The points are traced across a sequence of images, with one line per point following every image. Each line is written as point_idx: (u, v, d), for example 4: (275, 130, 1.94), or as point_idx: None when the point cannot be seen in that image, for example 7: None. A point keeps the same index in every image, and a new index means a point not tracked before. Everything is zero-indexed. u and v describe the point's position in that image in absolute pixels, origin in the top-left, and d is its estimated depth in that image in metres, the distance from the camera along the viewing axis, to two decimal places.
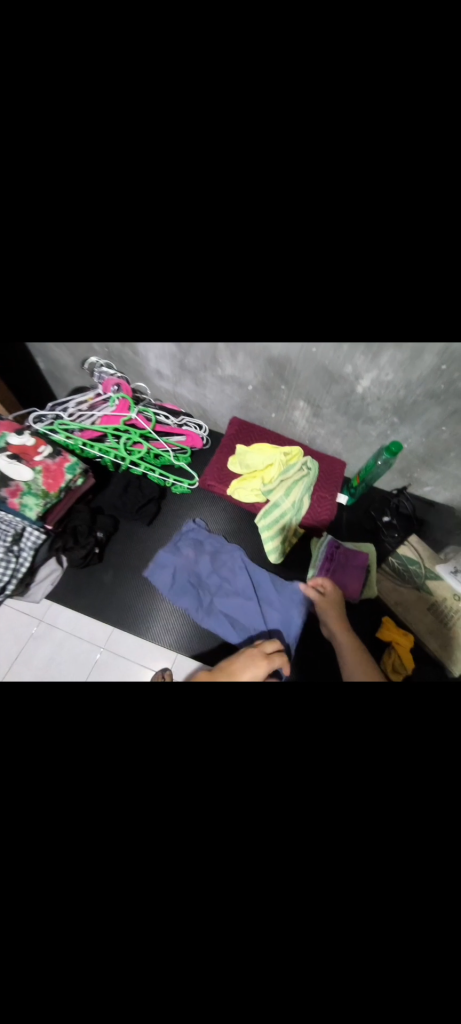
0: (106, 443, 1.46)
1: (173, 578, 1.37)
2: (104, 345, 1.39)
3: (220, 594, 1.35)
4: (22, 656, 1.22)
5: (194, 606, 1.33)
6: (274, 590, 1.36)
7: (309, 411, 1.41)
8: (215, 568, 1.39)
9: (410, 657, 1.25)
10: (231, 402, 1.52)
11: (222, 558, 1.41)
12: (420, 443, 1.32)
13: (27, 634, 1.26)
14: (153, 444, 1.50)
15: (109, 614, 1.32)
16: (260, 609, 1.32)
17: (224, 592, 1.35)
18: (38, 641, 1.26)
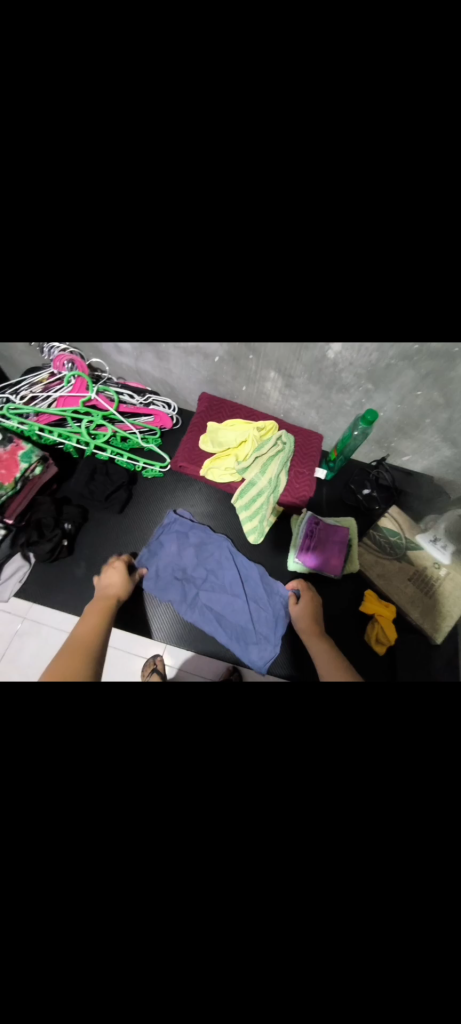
0: (66, 428, 1.35)
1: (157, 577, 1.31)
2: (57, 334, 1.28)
3: (206, 592, 1.30)
4: (9, 655, 1.18)
5: (179, 601, 1.29)
6: (263, 587, 1.32)
7: (281, 382, 1.33)
8: (200, 562, 1.34)
9: (392, 628, 1.25)
10: (199, 377, 1.42)
11: (211, 552, 1.36)
12: (396, 411, 1.27)
13: (13, 634, 1.21)
14: (118, 427, 1.40)
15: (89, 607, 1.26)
16: (251, 605, 1.29)
17: (210, 589, 1.30)
18: (23, 640, 1.21)
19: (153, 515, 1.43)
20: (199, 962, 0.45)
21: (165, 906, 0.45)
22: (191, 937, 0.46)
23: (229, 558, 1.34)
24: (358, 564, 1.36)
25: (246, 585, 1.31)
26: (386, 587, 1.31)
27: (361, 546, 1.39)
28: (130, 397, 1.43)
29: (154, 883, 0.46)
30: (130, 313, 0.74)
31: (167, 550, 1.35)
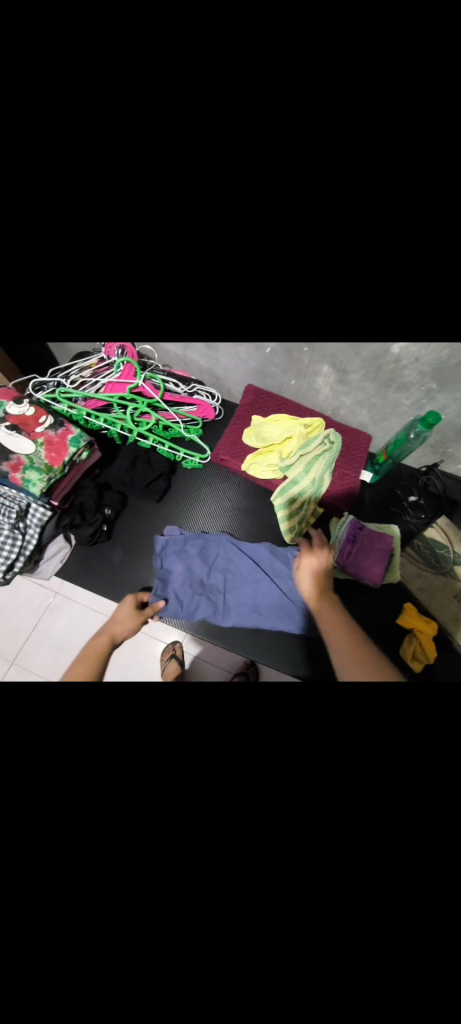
0: (112, 415, 1.37)
1: (182, 600, 1.27)
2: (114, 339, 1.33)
3: (230, 594, 1.28)
4: (52, 633, 1.25)
5: (212, 616, 1.26)
6: (277, 562, 1.30)
7: (334, 378, 1.27)
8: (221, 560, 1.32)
9: (433, 644, 1.20)
10: (246, 367, 1.38)
11: (229, 558, 1.32)
12: (459, 413, 1.17)
13: (45, 604, 1.29)
14: (162, 415, 1.40)
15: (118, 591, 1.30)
16: (273, 610, 1.25)
17: (234, 587, 1.29)
18: (54, 612, 1.28)
19: (190, 507, 1.42)
20: (233, 897, 0.58)
21: (215, 872, 0.59)
22: (222, 882, 0.59)
23: (248, 565, 1.30)
24: (399, 575, 1.29)
25: (270, 586, 1.27)
26: (427, 601, 1.25)
27: (403, 556, 1.33)
28: (176, 386, 1.41)
29: (197, 846, 0.61)
30: (196, 301, 0.71)
31: (180, 564, 1.31)
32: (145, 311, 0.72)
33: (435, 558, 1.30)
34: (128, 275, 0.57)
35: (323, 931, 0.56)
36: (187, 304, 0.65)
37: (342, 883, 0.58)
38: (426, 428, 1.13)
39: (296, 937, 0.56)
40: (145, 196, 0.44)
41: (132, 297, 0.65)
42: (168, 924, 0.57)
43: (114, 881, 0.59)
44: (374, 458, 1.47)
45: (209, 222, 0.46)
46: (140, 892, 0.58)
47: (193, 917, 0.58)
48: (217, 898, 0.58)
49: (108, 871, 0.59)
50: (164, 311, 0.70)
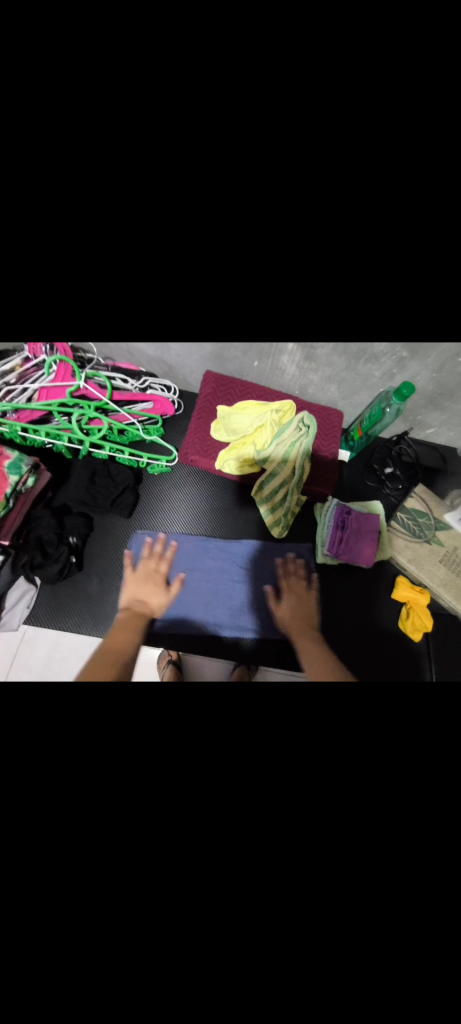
0: (54, 425, 1.17)
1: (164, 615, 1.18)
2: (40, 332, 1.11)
3: (215, 594, 1.22)
4: (17, 667, 1.08)
5: (202, 624, 1.18)
6: (263, 557, 1.28)
7: (300, 355, 1.16)
8: (202, 564, 1.24)
9: (428, 613, 1.23)
10: (201, 352, 1.23)
11: (209, 560, 1.25)
12: (428, 381, 1.14)
13: (20, 637, 1.10)
14: (114, 418, 1.22)
15: (104, 625, 1.14)
16: (261, 606, 1.21)
17: (220, 588, 1.23)
18: (32, 644, 1.11)
19: (165, 514, 1.29)
20: (294, 932, 0.55)
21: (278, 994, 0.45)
22: (285, 922, 0.56)
23: (230, 564, 1.26)
24: (388, 551, 1.29)
25: (254, 581, 1.24)
26: (418, 573, 1.25)
27: (389, 530, 1.31)
28: (124, 381, 1.24)
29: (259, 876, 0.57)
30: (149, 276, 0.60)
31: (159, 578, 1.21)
32: (80, 304, 0.58)
33: (418, 528, 1.30)
34: (57, 264, 0.44)
35: (393, 960, 0.55)
36: (139, 299, 0.53)
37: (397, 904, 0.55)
38: (402, 400, 1.09)
39: (365, 942, 0.55)
40: (135, 229, 0.38)
41: (61, 288, 0.51)
42: (242, 968, 0.56)
43: (183, 940, 0.55)
44: (347, 433, 1.41)
45: (145, 191, 0.35)
46: (208, 943, 0.55)
47: (247, 952, 0.56)
48: (285, 933, 0.56)
49: (171, 932, 0.55)
50: (107, 307, 0.56)
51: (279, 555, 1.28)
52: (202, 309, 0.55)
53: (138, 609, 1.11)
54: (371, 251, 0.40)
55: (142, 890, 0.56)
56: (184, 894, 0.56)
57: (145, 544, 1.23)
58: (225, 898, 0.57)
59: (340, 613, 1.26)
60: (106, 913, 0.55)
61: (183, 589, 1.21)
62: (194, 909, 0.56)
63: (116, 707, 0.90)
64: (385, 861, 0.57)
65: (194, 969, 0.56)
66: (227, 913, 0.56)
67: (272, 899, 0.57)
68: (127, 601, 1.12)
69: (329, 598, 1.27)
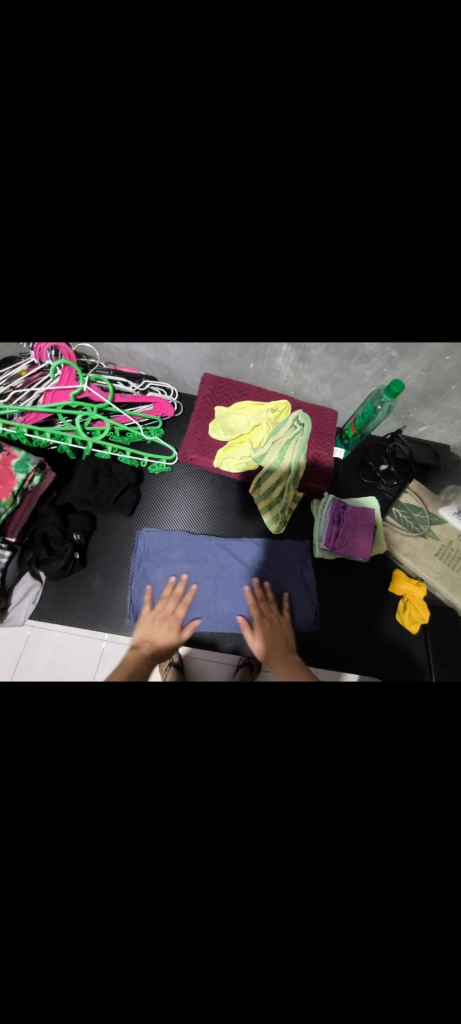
0: (58, 427, 1.22)
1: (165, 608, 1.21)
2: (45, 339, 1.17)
3: (216, 589, 1.25)
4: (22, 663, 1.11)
5: (202, 619, 1.21)
6: (264, 554, 1.30)
7: (294, 356, 1.21)
8: (203, 561, 1.28)
9: (425, 606, 1.25)
10: (199, 356, 1.28)
11: (208, 561, 1.28)
12: (419, 380, 1.18)
13: (24, 641, 1.13)
14: (116, 420, 1.27)
15: (106, 619, 1.18)
16: (261, 604, 1.24)
17: (221, 584, 1.26)
18: (35, 647, 1.13)
19: (166, 513, 1.33)
20: (294, 905, 0.57)
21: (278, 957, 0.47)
22: (281, 896, 0.58)
23: (227, 565, 1.28)
24: (385, 546, 1.31)
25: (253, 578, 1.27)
26: (414, 567, 1.28)
27: (385, 525, 1.34)
28: (125, 384, 1.29)
29: None
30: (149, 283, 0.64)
31: (160, 572, 1.24)
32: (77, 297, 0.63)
33: (413, 523, 1.32)
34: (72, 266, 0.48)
35: (384, 936, 0.57)
36: (138, 301, 0.57)
37: (388, 873, 0.59)
38: (393, 397, 1.13)
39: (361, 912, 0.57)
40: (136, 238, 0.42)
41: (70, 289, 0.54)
42: (240, 947, 0.58)
43: (185, 914, 0.58)
44: (342, 432, 1.45)
45: None
46: (207, 919, 0.57)
47: (243, 933, 0.58)
48: (282, 911, 0.57)
49: (173, 907, 0.57)
50: (109, 310, 0.60)
51: (274, 552, 1.31)
52: (197, 307, 0.59)
53: (144, 647, 1.13)
54: (349, 254, 0.44)
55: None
56: (186, 869, 0.58)
57: (145, 548, 1.26)
58: (222, 875, 0.59)
59: (338, 608, 1.28)
60: (110, 888, 0.57)
61: (185, 583, 1.24)
62: (196, 882, 0.58)
63: (120, 700, 0.93)
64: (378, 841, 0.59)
65: (194, 949, 0.57)
66: (221, 887, 0.58)
67: (266, 874, 0.59)
68: (140, 638, 1.14)
69: (328, 593, 1.30)
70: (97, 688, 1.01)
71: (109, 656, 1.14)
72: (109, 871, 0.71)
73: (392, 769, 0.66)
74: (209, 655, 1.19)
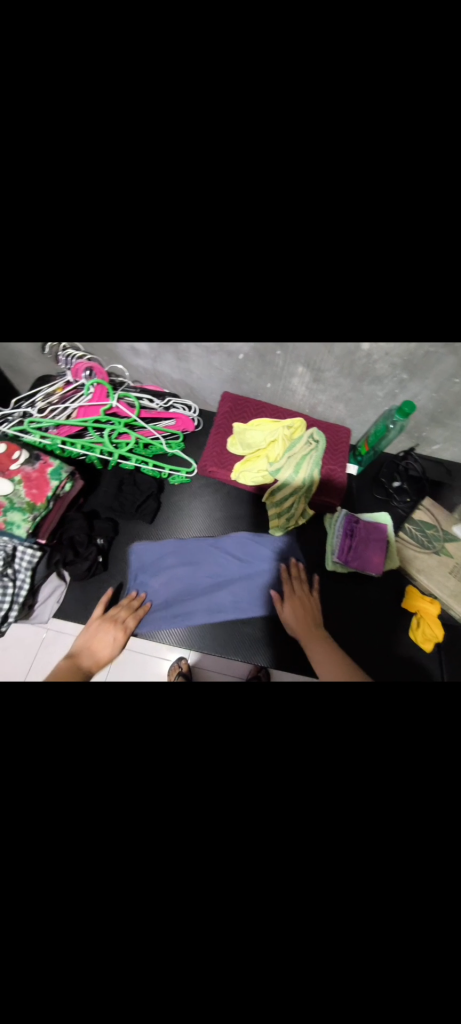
0: (88, 439, 1.32)
1: (169, 611, 1.27)
2: (82, 360, 1.29)
3: (218, 593, 1.31)
4: (41, 659, 1.19)
5: (205, 622, 1.26)
6: (266, 561, 1.35)
7: (309, 377, 1.28)
8: (207, 565, 1.34)
9: (439, 622, 1.24)
10: (220, 376, 1.37)
11: (225, 567, 1.34)
12: (430, 400, 1.23)
13: (43, 637, 1.21)
14: (140, 434, 1.37)
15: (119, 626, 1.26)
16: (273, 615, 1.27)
17: (223, 588, 1.31)
18: (52, 646, 1.21)
19: (184, 522, 1.39)
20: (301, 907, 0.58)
21: None
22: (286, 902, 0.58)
23: (243, 572, 1.34)
24: (396, 561, 1.32)
25: (257, 583, 1.32)
26: (426, 583, 1.28)
27: (398, 540, 1.36)
28: (150, 401, 1.39)
29: None
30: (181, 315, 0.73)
31: (166, 576, 1.32)
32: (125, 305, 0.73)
33: (426, 539, 1.34)
34: None
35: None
36: None
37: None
38: (404, 416, 1.18)
39: None
40: None
41: None
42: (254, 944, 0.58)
43: (194, 904, 0.59)
44: (355, 449, 1.50)
45: None
46: (214, 910, 0.59)
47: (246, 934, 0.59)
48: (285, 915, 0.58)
49: (182, 897, 0.59)
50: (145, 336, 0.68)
51: (286, 564, 1.34)
52: None
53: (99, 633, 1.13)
54: None
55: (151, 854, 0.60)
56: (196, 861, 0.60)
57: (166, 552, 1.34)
58: (227, 873, 0.61)
59: (349, 621, 1.29)
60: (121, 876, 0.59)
61: (188, 587, 1.31)
62: (206, 872, 0.60)
63: (133, 699, 0.97)
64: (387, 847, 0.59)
65: (200, 948, 0.58)
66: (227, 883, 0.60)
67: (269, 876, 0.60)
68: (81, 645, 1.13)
69: (339, 606, 1.31)
70: (111, 688, 1.05)
71: (121, 663, 1.23)
72: (113, 872, 0.72)
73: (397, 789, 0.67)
74: (216, 661, 1.24)
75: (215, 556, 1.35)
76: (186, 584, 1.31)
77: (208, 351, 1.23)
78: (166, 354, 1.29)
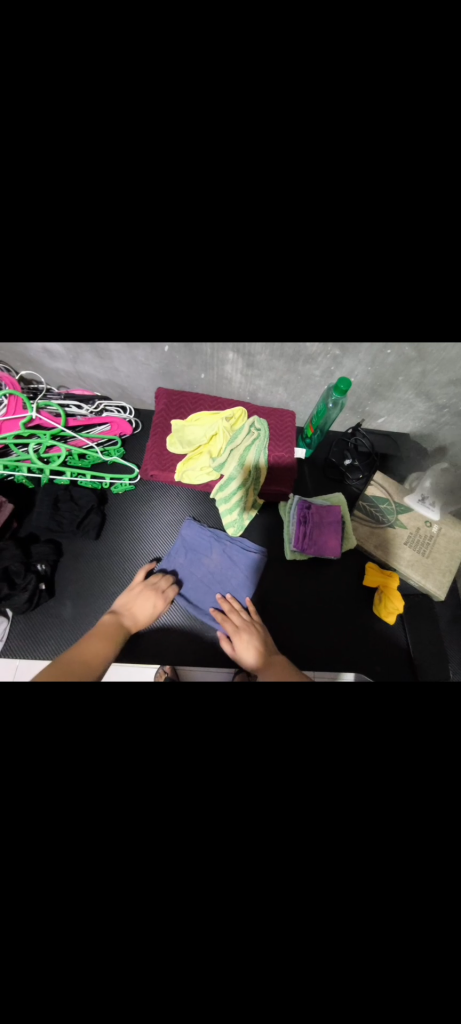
0: (13, 457, 1.21)
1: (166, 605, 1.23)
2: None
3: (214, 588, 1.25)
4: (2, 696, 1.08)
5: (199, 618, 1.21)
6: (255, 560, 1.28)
7: (242, 364, 1.22)
8: (201, 564, 1.28)
9: (399, 595, 1.25)
10: (149, 372, 1.28)
11: (227, 564, 1.28)
12: (367, 374, 1.20)
13: (13, 672, 1.10)
14: (72, 444, 1.26)
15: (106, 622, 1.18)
16: (261, 604, 1.26)
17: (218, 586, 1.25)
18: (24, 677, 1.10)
19: (131, 533, 1.30)
20: (275, 974, 0.49)
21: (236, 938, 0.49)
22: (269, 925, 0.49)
23: (202, 572, 1.27)
24: (354, 541, 1.32)
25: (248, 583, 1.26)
26: (385, 558, 1.29)
27: (353, 519, 1.35)
28: (79, 407, 1.28)
29: (231, 899, 0.50)
30: (65, 310, 0.64)
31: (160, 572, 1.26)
32: None
33: (381, 515, 1.33)
34: None
35: (396, 950, 0.49)
36: (59, 304, 0.57)
37: (393, 898, 0.50)
38: (341, 394, 1.15)
39: (359, 969, 0.49)
40: None
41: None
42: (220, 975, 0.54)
43: (173, 959, 0.48)
44: (303, 432, 1.46)
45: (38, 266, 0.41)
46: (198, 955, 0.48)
47: (238, 944, 0.50)
48: (272, 931, 0.49)
49: (145, 963, 0.47)
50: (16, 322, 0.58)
51: (258, 557, 1.29)
52: (112, 309, 0.59)
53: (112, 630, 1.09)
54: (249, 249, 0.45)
55: (87, 927, 0.47)
56: (159, 923, 0.48)
57: (133, 566, 1.26)
58: (218, 904, 0.50)
59: (316, 608, 1.28)
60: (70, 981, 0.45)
61: (188, 581, 1.25)
62: (176, 923, 0.49)
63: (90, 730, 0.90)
64: (387, 849, 0.52)
65: (186, 1012, 0.48)
66: (217, 900, 0.50)
67: (257, 904, 0.50)
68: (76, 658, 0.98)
69: (304, 594, 1.29)
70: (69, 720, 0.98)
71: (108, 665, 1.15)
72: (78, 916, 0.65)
73: (394, 784, 0.59)
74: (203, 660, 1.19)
75: (208, 554, 1.29)
76: (181, 580, 1.25)
77: (131, 349, 1.15)
78: (83, 353, 1.18)
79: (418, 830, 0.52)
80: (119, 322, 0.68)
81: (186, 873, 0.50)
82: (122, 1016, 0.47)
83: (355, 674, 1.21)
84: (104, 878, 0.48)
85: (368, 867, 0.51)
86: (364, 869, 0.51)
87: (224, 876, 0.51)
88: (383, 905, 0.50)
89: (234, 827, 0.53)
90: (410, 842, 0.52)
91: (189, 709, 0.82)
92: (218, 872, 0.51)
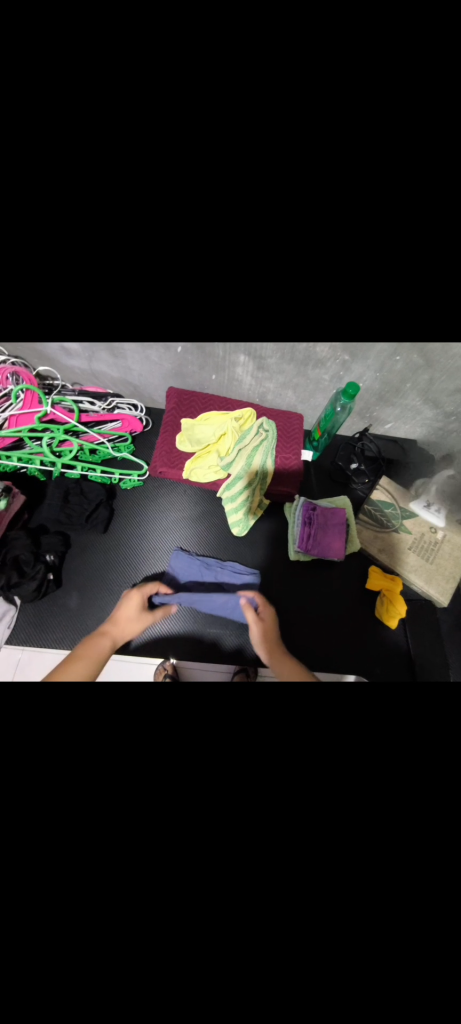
0: (26, 450, 1.24)
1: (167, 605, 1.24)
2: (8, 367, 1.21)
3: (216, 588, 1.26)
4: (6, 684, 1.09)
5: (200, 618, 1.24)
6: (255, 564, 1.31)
7: (253, 366, 1.24)
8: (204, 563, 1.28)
9: (402, 598, 1.25)
10: (161, 372, 1.31)
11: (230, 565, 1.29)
12: (376, 379, 1.22)
13: (16, 662, 1.11)
14: (84, 440, 1.30)
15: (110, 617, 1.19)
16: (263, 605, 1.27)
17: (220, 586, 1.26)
18: (28, 666, 1.12)
19: (138, 529, 1.33)
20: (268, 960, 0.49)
21: (232, 920, 0.50)
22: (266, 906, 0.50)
23: (205, 572, 1.28)
24: (358, 544, 1.33)
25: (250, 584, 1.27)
26: (389, 562, 1.29)
27: (358, 522, 1.36)
28: (91, 403, 1.31)
29: (229, 886, 0.51)
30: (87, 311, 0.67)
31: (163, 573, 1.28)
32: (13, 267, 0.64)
33: (386, 519, 1.34)
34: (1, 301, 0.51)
35: (386, 947, 0.49)
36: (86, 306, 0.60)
37: (385, 896, 0.51)
38: (350, 398, 1.16)
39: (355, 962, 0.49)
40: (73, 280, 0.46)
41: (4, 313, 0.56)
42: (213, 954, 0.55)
43: (168, 943, 0.49)
44: (310, 435, 1.47)
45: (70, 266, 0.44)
46: (192, 942, 0.49)
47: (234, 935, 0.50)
48: (265, 921, 0.50)
49: (142, 940, 0.49)
50: (41, 315, 0.60)
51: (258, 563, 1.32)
52: (133, 312, 0.61)
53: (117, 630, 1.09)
54: (269, 254, 0.47)
55: (88, 906, 0.48)
56: (157, 906, 0.49)
57: (138, 561, 1.28)
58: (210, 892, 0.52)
59: (318, 610, 1.29)
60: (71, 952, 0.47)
61: (191, 580, 1.26)
62: (174, 907, 0.49)
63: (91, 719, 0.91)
64: (381, 848, 0.52)
65: (180, 999, 0.49)
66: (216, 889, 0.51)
67: (250, 891, 0.51)
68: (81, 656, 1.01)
69: (307, 595, 1.30)
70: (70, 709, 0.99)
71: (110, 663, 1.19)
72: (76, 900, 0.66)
73: (392, 783, 0.60)
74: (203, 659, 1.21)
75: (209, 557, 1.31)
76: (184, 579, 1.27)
77: (145, 349, 1.18)
78: (98, 352, 1.21)
79: (415, 826, 0.53)
80: (138, 327, 0.71)
81: (187, 853, 0.51)
82: (116, 1004, 0.47)
83: (356, 675, 1.21)
84: (108, 855, 0.50)
85: (365, 860, 0.52)
86: (360, 859, 0.52)
87: (222, 859, 0.52)
88: (380, 899, 0.51)
89: (232, 824, 0.54)
90: (407, 838, 0.52)
91: (193, 699, 0.84)
92: (217, 855, 0.52)
